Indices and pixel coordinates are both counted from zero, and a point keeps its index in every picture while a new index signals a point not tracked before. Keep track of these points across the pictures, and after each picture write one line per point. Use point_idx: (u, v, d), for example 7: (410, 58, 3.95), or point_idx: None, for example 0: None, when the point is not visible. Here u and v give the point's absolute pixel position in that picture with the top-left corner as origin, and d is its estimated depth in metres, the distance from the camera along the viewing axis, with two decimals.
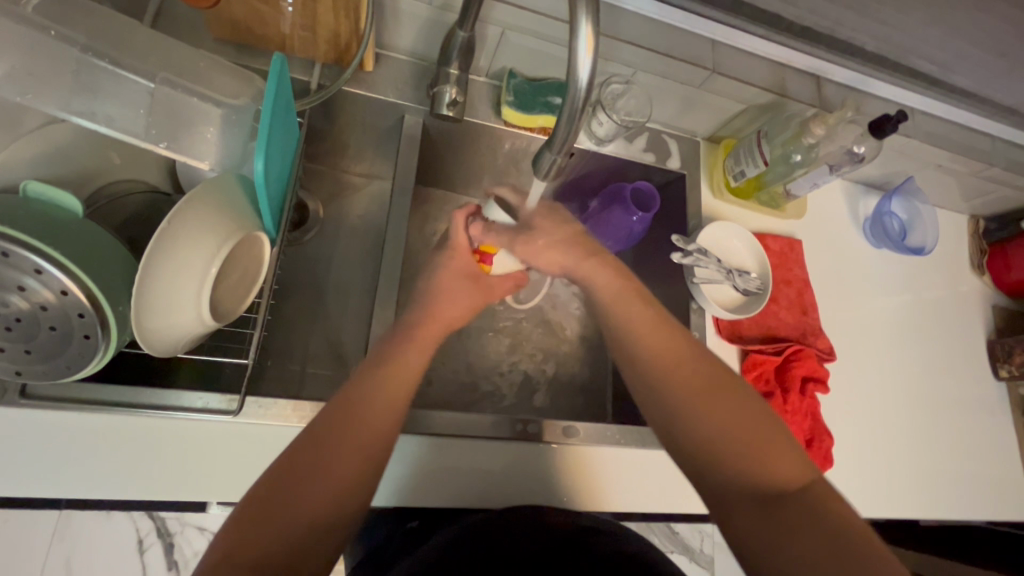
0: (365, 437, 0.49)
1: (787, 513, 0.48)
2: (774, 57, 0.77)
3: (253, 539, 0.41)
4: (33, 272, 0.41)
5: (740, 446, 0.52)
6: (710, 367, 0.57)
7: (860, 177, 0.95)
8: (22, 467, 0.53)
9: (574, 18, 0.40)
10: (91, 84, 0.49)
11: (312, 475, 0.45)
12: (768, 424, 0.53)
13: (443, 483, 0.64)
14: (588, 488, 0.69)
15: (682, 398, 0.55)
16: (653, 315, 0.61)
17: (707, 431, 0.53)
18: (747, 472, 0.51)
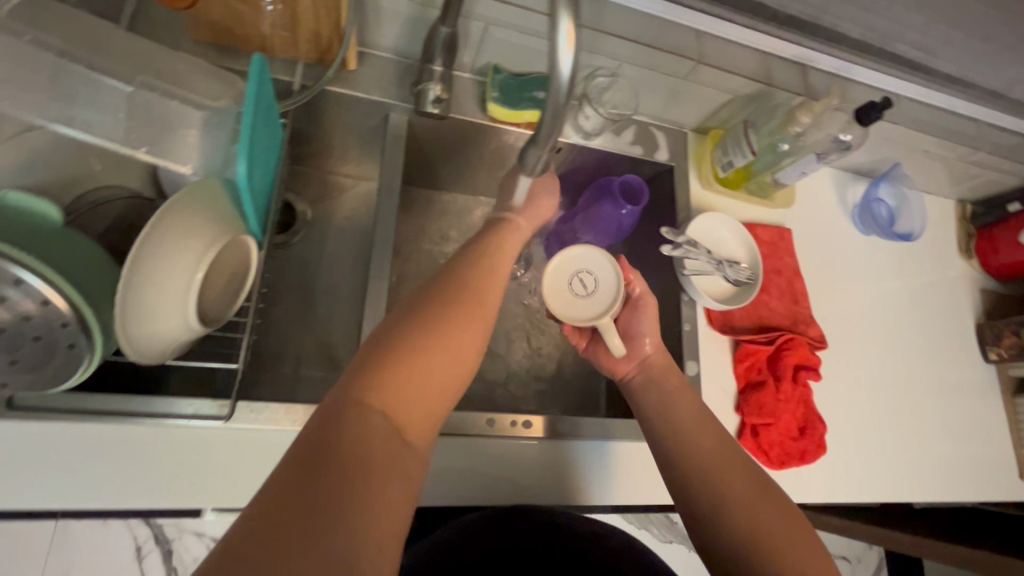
0: (448, 376, 0.46)
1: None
2: (759, 46, 0.77)
3: (333, 447, 0.38)
4: (13, 283, 0.40)
5: (779, 546, 0.52)
6: (747, 467, 0.57)
7: (848, 165, 0.96)
8: (10, 483, 0.52)
9: (554, 13, 0.39)
10: (68, 88, 0.48)
11: (398, 394, 0.43)
12: (804, 528, 0.54)
13: (439, 483, 0.64)
14: (586, 484, 0.68)
15: (724, 490, 0.56)
16: (700, 412, 0.61)
17: (746, 527, 0.53)
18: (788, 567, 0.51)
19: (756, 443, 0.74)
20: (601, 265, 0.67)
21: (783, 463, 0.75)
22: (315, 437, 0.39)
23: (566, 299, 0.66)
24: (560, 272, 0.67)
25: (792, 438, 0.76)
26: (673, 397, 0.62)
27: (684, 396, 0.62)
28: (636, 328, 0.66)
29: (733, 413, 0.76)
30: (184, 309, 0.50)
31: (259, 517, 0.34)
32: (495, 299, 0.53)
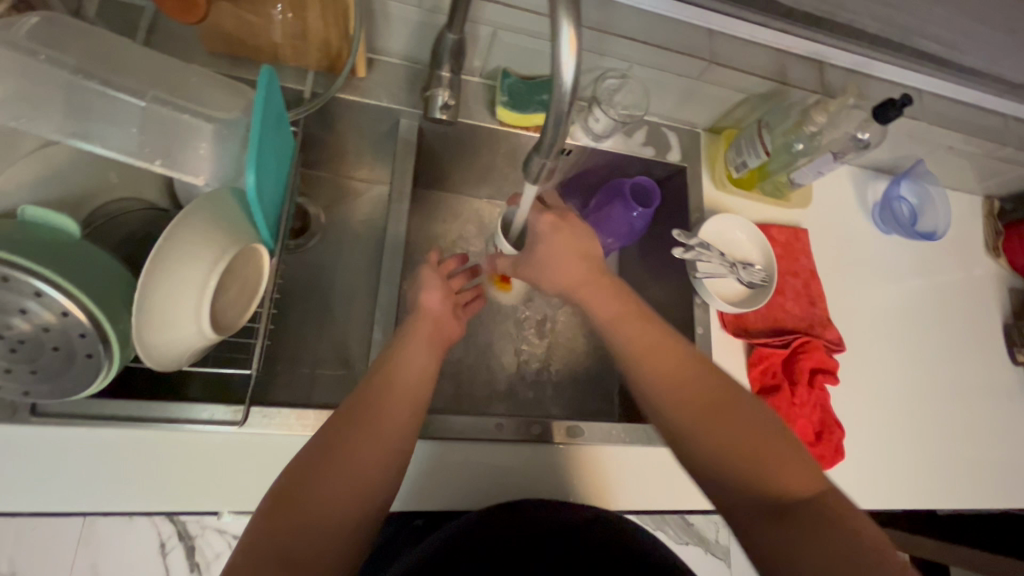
0: (403, 408, 0.55)
1: (795, 518, 0.48)
2: (774, 44, 0.75)
3: (299, 489, 0.47)
4: (33, 295, 0.42)
5: (744, 460, 0.52)
6: (705, 382, 0.57)
7: (868, 163, 0.93)
8: (34, 487, 0.53)
9: (556, 19, 0.39)
10: (84, 104, 0.49)
11: (356, 435, 0.51)
12: (768, 432, 0.53)
13: (449, 486, 0.64)
14: (597, 489, 0.68)
15: (681, 413, 0.55)
16: (650, 337, 0.59)
17: (711, 445, 0.53)
18: (752, 479, 0.51)
19: None
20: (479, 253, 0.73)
21: None
22: (268, 513, 0.46)
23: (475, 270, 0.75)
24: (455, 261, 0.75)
25: (809, 444, 0.74)
26: (614, 326, 0.61)
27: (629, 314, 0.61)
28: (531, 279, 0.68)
29: None
30: (196, 324, 0.51)
31: (241, 556, 0.44)
32: (404, 403, 0.55)
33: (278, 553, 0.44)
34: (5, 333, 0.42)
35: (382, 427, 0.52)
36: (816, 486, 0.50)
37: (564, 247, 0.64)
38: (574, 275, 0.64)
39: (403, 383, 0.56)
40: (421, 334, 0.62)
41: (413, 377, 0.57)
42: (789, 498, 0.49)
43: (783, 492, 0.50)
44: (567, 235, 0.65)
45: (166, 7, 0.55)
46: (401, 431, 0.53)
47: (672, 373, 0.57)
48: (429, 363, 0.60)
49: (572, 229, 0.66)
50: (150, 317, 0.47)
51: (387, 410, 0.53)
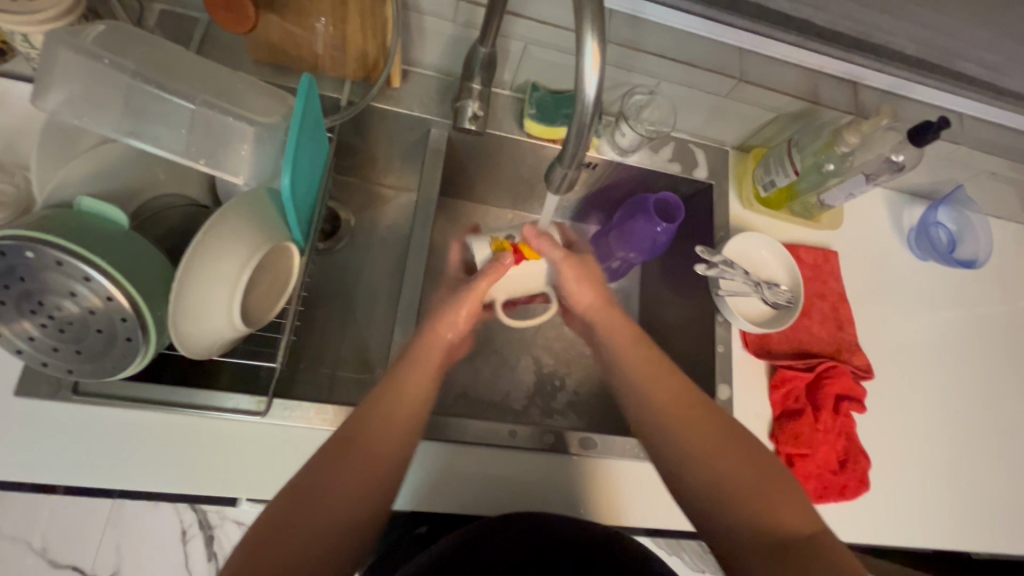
0: (413, 418, 0.56)
1: (787, 559, 0.49)
2: (807, 64, 0.74)
3: (306, 493, 0.48)
4: (83, 279, 0.45)
5: (747, 499, 0.53)
6: (711, 420, 0.58)
7: (904, 186, 0.91)
8: (69, 462, 0.56)
9: (581, 34, 0.40)
10: (140, 105, 0.53)
11: (366, 442, 0.52)
12: (773, 470, 0.54)
13: (460, 491, 0.65)
14: (609, 503, 0.68)
15: (689, 449, 0.56)
16: (658, 369, 0.62)
17: (715, 482, 0.54)
18: (755, 519, 0.52)
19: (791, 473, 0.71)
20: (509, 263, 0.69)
21: (820, 497, 0.71)
22: (274, 515, 0.47)
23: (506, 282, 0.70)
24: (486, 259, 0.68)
25: (831, 472, 0.72)
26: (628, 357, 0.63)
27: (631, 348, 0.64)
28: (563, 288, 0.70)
29: (768, 440, 0.73)
30: (227, 322, 0.54)
31: (248, 553, 0.45)
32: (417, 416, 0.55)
33: (284, 553, 0.45)
34: (56, 314, 0.46)
35: (391, 436, 0.53)
36: (812, 526, 0.51)
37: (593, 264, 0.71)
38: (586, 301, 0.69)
39: (416, 394, 0.57)
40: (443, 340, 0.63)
41: (426, 386, 0.59)
42: (790, 539, 0.50)
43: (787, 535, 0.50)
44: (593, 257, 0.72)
45: (219, 18, 0.57)
46: (407, 441, 0.54)
47: (669, 409, 0.58)
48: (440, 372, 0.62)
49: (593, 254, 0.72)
50: (184, 309, 0.50)
51: (395, 420, 0.54)
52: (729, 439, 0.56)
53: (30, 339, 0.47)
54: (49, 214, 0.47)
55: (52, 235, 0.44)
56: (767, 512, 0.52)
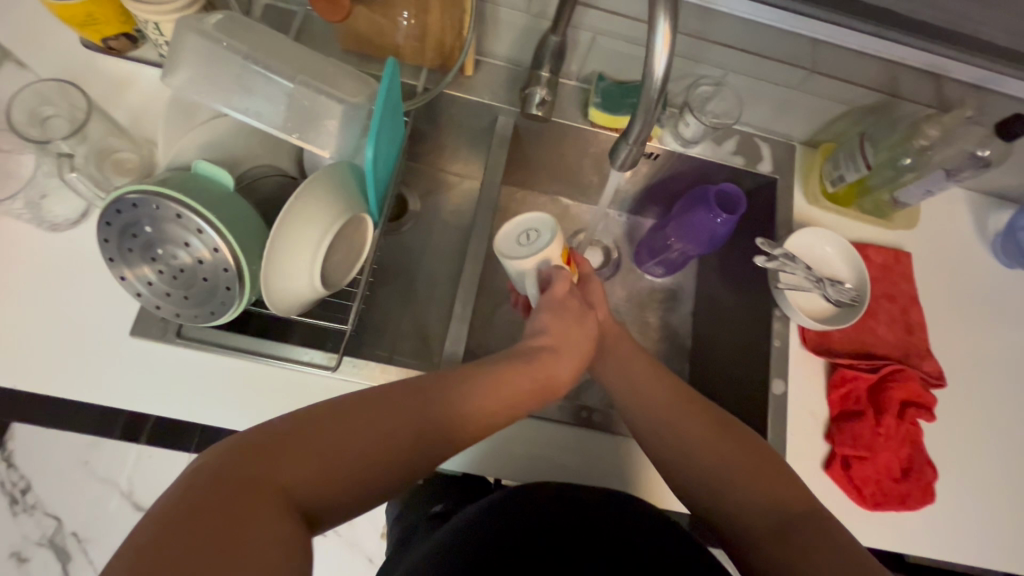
0: (508, 395, 0.55)
1: (795, 537, 0.52)
2: (888, 55, 0.71)
3: (371, 410, 0.46)
4: (196, 232, 0.52)
5: (758, 489, 0.56)
6: (710, 416, 0.61)
7: (989, 188, 0.86)
8: (169, 397, 0.63)
9: (653, 16, 0.42)
10: (247, 83, 0.59)
11: (453, 396, 0.51)
12: (774, 462, 0.58)
13: (510, 461, 0.67)
14: (654, 484, 0.69)
15: (698, 440, 0.59)
16: (658, 373, 0.65)
17: (719, 472, 0.57)
18: (761, 495, 0.55)
19: (847, 476, 0.69)
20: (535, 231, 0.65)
21: (879, 503, 0.68)
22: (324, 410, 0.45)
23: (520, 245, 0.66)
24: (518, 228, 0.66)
25: (893, 479, 0.69)
26: (629, 360, 0.67)
27: (635, 355, 0.67)
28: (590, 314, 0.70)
29: (824, 441, 0.71)
30: (308, 283, 0.60)
31: (278, 433, 0.42)
32: (522, 401, 0.57)
33: (321, 446, 0.43)
34: (172, 262, 0.53)
35: (481, 404, 0.53)
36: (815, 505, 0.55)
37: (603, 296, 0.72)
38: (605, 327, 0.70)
39: (516, 374, 0.57)
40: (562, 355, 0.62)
41: (535, 379, 0.59)
42: (795, 514, 0.54)
43: (794, 513, 0.54)
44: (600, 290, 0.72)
45: (317, 7, 0.62)
46: (488, 421, 0.53)
47: (674, 408, 0.62)
48: (558, 365, 0.61)
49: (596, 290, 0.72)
50: (274, 263, 0.55)
51: (492, 390, 0.54)
52: (731, 432, 0.60)
53: (149, 284, 0.54)
54: (171, 175, 0.54)
55: (176, 192, 0.51)
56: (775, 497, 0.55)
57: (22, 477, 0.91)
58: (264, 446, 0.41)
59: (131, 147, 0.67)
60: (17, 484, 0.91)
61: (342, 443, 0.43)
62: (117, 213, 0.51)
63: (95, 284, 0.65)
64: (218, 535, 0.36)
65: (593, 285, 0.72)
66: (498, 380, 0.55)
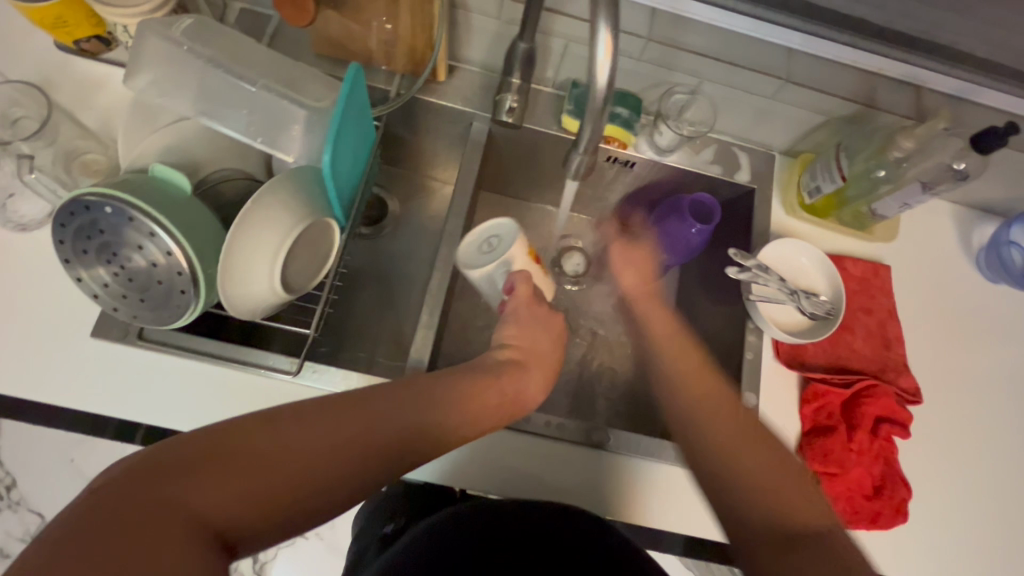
0: (466, 408, 0.53)
1: (807, 554, 0.49)
2: (863, 64, 0.71)
3: (313, 422, 0.45)
4: (149, 235, 0.52)
5: (778, 500, 0.52)
6: (745, 417, 0.58)
7: (972, 200, 0.84)
8: (129, 400, 0.62)
9: (594, 26, 0.42)
10: (208, 86, 0.59)
11: (406, 407, 0.50)
12: (802, 477, 0.54)
13: (500, 474, 0.65)
14: (643, 503, 0.66)
15: (724, 442, 0.57)
16: (699, 364, 0.63)
17: (742, 476, 0.55)
18: (783, 509, 0.52)
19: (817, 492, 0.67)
20: (497, 236, 0.64)
21: (849, 522, 0.66)
22: (258, 422, 0.43)
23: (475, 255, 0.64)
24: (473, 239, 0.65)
25: (864, 497, 0.67)
26: (674, 348, 0.65)
27: (678, 343, 0.65)
28: (623, 285, 0.75)
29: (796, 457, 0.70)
30: (269, 287, 0.59)
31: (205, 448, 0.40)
32: (484, 417, 0.55)
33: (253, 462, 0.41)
34: (126, 265, 0.53)
35: (435, 416, 0.51)
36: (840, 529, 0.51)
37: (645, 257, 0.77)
38: (643, 288, 0.74)
39: (480, 386, 0.55)
40: (541, 365, 0.62)
41: (499, 395, 0.57)
42: (813, 534, 0.50)
43: (808, 534, 0.50)
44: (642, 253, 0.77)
45: (284, 13, 0.63)
46: (445, 436, 0.52)
47: (711, 405, 0.59)
48: (529, 378, 0.61)
49: (634, 256, 0.77)
50: (230, 268, 0.55)
51: (448, 402, 0.53)
52: (765, 437, 0.57)
53: (104, 286, 0.54)
54: (130, 178, 0.54)
55: (128, 195, 0.51)
56: (796, 512, 0.52)
57: (8, 473, 0.86)
58: (187, 461, 0.39)
59: (100, 149, 0.67)
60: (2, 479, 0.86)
61: (269, 458, 0.42)
62: (72, 215, 0.51)
63: (59, 286, 0.65)
64: (121, 554, 0.35)
65: (636, 247, 0.77)
66: (457, 396, 0.53)
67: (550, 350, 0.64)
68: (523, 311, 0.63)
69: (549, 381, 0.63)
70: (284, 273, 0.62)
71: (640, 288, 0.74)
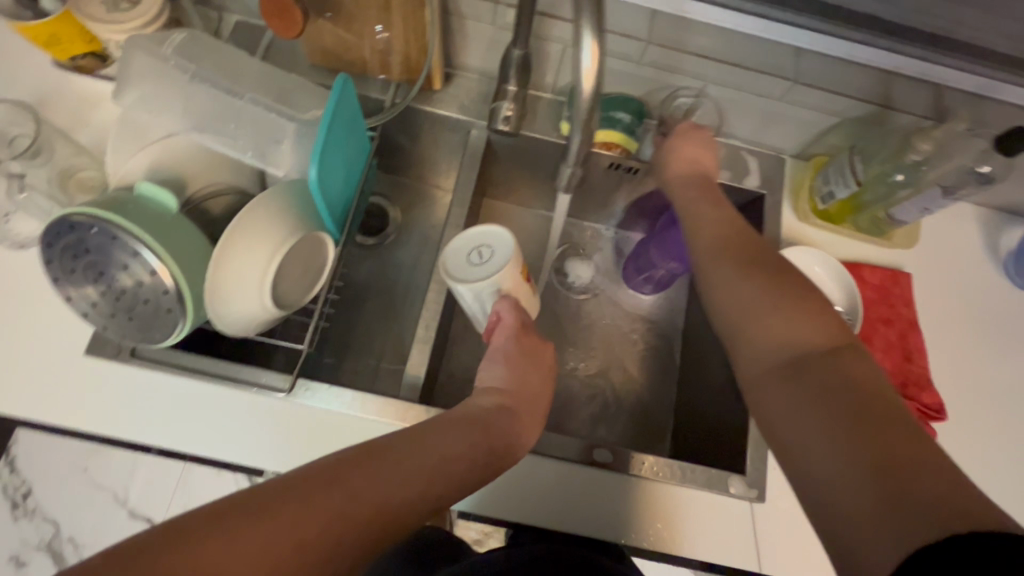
0: (446, 472, 0.47)
1: (811, 373, 0.45)
2: (878, 64, 0.67)
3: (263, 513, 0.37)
4: (133, 254, 0.51)
5: (785, 321, 0.49)
6: (757, 251, 0.55)
7: (1000, 203, 0.79)
8: (121, 419, 0.62)
9: (579, 34, 0.41)
10: (196, 102, 0.59)
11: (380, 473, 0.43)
12: (812, 296, 0.50)
13: (507, 497, 0.63)
14: (658, 529, 0.63)
15: (734, 273, 0.54)
16: (717, 209, 0.61)
17: (747, 304, 0.51)
18: (791, 331, 0.48)
19: None
20: (487, 247, 0.60)
21: None
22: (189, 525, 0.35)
23: (463, 265, 0.60)
24: (461, 245, 0.61)
25: None
26: (696, 201, 0.63)
27: (699, 194, 0.64)
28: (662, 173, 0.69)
29: None
30: (261, 303, 0.58)
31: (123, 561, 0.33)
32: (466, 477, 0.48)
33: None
34: (112, 284, 0.52)
35: (413, 475, 0.44)
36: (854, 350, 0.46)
37: (702, 153, 0.68)
38: (679, 163, 0.67)
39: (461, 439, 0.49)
40: (536, 368, 0.60)
41: (485, 450, 0.51)
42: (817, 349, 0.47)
43: (815, 351, 0.46)
44: (698, 143, 0.68)
45: (274, 27, 0.62)
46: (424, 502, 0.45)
47: (723, 242, 0.57)
48: (522, 417, 0.56)
49: (695, 136, 0.69)
50: (219, 283, 0.54)
51: (426, 455, 0.46)
52: (782, 266, 0.53)
53: (92, 306, 0.54)
54: (117, 196, 0.53)
55: (113, 214, 0.50)
56: (802, 329, 0.48)
57: (24, 481, 0.90)
58: None
59: (94, 166, 0.67)
60: (19, 487, 0.90)
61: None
62: (59, 235, 0.51)
63: (55, 304, 0.65)
64: None
65: (691, 135, 0.68)
66: (439, 454, 0.47)
67: (537, 367, 0.60)
68: (518, 326, 0.60)
69: (543, 413, 0.59)
70: (277, 289, 0.60)
71: (675, 164, 0.67)
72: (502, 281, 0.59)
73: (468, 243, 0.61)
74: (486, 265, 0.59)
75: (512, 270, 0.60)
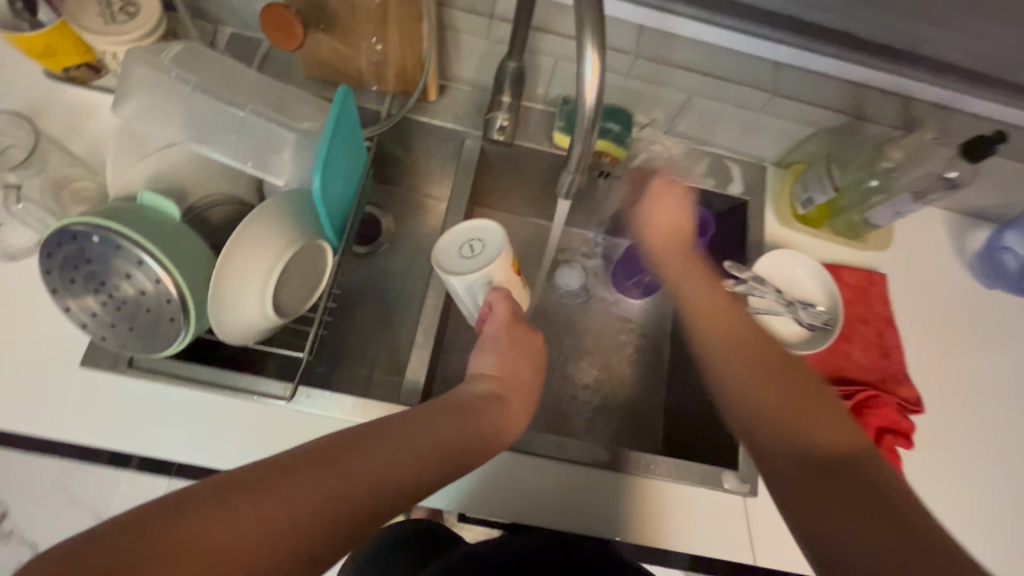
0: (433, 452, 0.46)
1: (841, 477, 0.43)
2: (848, 77, 0.72)
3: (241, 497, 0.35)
4: (137, 263, 0.51)
5: (803, 423, 0.47)
6: (758, 337, 0.54)
7: (964, 207, 0.84)
8: (119, 430, 0.61)
9: (582, 48, 0.43)
10: (198, 112, 0.60)
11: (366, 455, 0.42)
12: (822, 397, 0.49)
13: (506, 498, 0.64)
14: (653, 524, 0.65)
15: (742, 366, 0.52)
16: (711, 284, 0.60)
17: (762, 404, 0.49)
18: (814, 432, 0.46)
19: None
20: (478, 240, 0.62)
21: None
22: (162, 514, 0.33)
23: (455, 260, 0.62)
24: (451, 240, 0.63)
25: None
26: (688, 276, 0.61)
27: (691, 265, 0.62)
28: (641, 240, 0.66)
29: None
30: (261, 312, 0.58)
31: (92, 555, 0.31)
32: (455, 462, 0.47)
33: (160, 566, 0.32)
34: (114, 294, 0.52)
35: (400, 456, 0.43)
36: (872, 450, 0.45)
37: (681, 213, 0.65)
38: (665, 238, 0.64)
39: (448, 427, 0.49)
40: (529, 367, 0.60)
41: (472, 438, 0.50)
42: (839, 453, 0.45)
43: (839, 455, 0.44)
44: (675, 203, 0.65)
45: (273, 39, 0.63)
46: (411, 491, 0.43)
47: (725, 326, 0.55)
48: (508, 410, 0.56)
49: (675, 198, 0.66)
50: (221, 294, 0.54)
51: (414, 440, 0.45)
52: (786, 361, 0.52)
53: (92, 315, 0.53)
54: (119, 206, 0.53)
55: (116, 224, 0.50)
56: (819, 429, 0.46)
57: None
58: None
59: (88, 176, 0.67)
60: None
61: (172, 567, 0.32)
62: (59, 245, 0.51)
63: (47, 315, 0.64)
64: None
65: (668, 196, 0.66)
66: (424, 433, 0.46)
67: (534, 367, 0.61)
68: (517, 329, 0.61)
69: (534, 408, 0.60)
70: (276, 298, 0.61)
71: (662, 240, 0.64)
72: (494, 274, 0.61)
73: (460, 237, 0.63)
74: (477, 258, 0.61)
75: (504, 263, 0.61)
